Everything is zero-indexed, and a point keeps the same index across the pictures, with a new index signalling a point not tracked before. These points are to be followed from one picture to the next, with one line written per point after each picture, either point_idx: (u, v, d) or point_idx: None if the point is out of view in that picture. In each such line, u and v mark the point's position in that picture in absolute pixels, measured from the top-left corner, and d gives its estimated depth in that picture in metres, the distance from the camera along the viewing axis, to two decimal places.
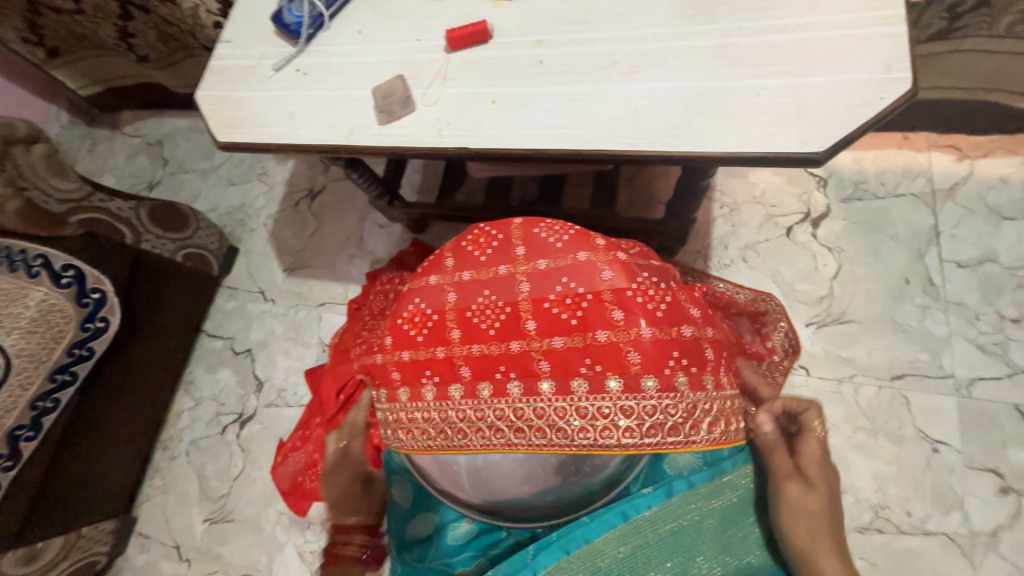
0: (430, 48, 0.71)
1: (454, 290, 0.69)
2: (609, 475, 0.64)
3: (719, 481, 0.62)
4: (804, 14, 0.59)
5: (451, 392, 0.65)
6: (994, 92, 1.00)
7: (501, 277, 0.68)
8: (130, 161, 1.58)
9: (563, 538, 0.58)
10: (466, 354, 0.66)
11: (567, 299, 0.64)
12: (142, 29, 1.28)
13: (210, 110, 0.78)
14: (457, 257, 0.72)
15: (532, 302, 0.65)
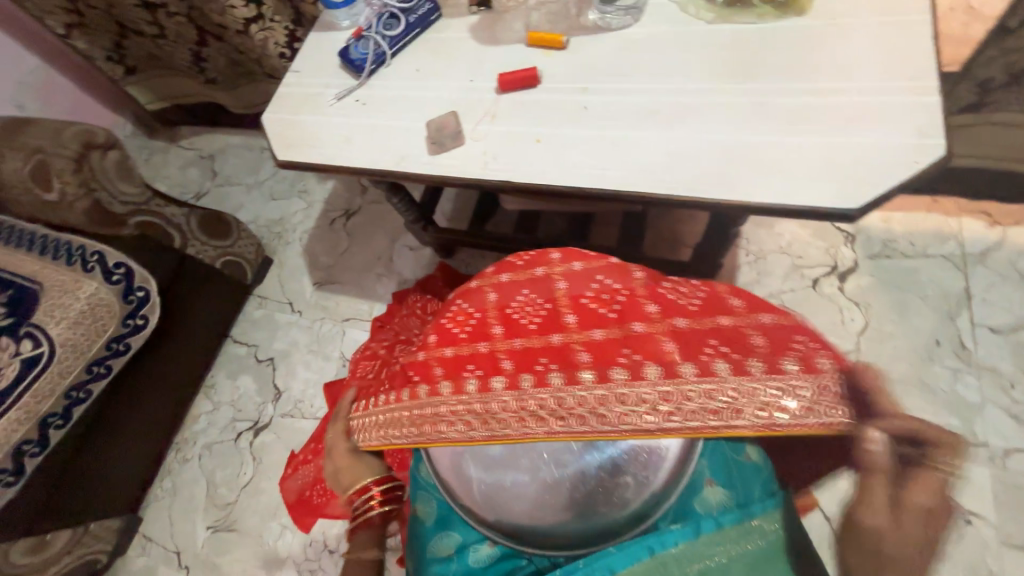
0: (482, 89, 0.77)
1: (494, 290, 0.71)
2: (638, 509, 0.57)
3: (749, 523, 0.52)
4: (839, 79, 0.63)
5: (494, 383, 0.64)
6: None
7: (538, 278, 0.71)
8: (182, 172, 1.68)
9: (589, 566, 0.51)
10: (509, 348, 0.67)
11: (603, 295, 0.68)
12: (214, 55, 1.40)
13: (272, 131, 0.84)
14: (497, 263, 0.74)
15: (570, 299, 0.68)
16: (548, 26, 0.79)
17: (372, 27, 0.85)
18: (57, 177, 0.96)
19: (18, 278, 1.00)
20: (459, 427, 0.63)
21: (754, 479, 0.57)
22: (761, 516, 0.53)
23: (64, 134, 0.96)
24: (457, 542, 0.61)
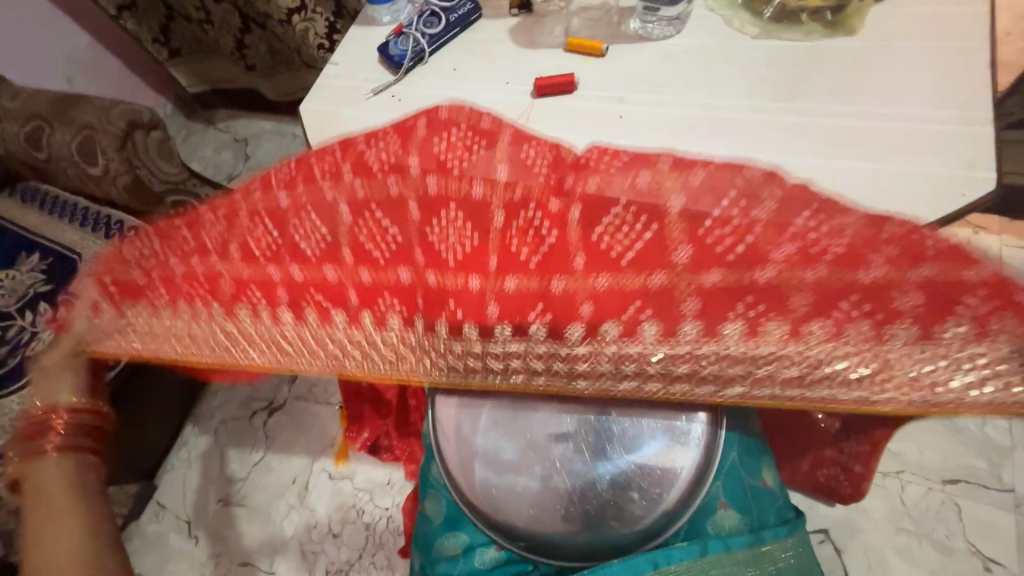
0: (518, 92, 0.77)
1: (583, 254, 0.56)
2: (646, 528, 0.59)
3: (758, 550, 0.59)
4: (890, 104, 0.61)
5: (576, 327, 0.54)
6: None
7: (653, 208, 0.56)
8: (216, 154, 1.73)
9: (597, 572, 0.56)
10: (643, 285, 0.54)
11: (721, 233, 0.55)
12: (256, 43, 1.44)
13: (310, 121, 0.86)
14: (589, 255, 0.56)
15: (683, 223, 0.55)
16: (587, 32, 0.79)
17: (412, 25, 0.86)
18: (102, 152, 1.01)
19: (59, 248, 1.06)
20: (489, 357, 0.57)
21: (769, 509, 0.64)
22: (768, 542, 0.60)
23: (111, 111, 1.00)
24: (463, 543, 0.67)
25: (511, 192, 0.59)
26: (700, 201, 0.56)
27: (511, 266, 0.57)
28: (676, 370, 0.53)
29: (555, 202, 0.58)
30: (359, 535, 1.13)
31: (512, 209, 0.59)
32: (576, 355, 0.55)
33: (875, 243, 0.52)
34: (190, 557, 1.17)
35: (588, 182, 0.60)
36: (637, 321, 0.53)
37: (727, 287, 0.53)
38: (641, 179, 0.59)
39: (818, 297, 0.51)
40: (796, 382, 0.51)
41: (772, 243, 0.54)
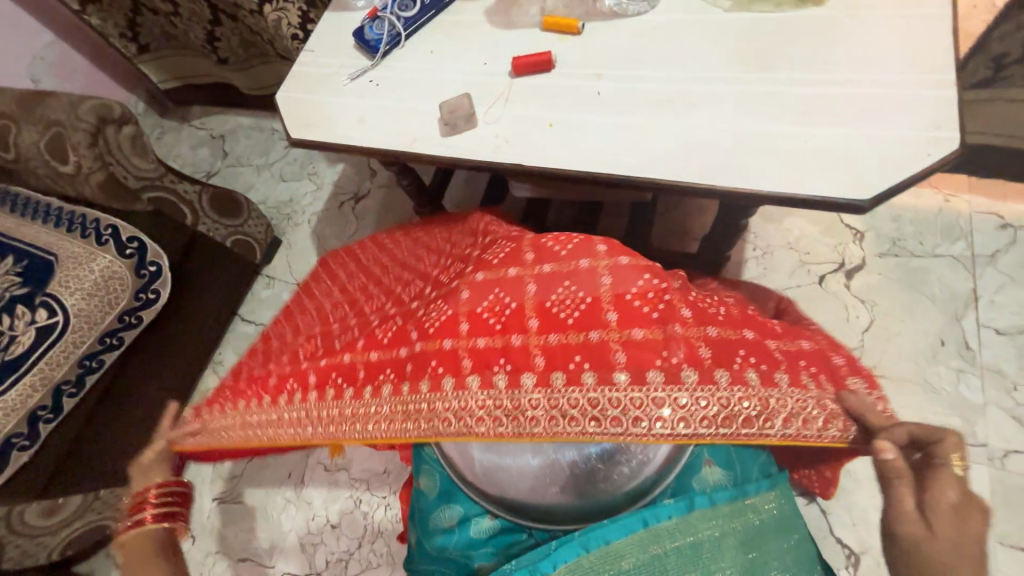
0: (496, 72, 0.77)
1: (534, 282, 0.68)
2: (635, 487, 0.60)
3: (742, 503, 0.55)
4: (858, 71, 0.62)
5: (524, 379, 0.64)
6: None
7: (581, 270, 0.67)
8: (193, 151, 1.70)
9: (583, 535, 0.54)
10: (584, 342, 0.64)
11: (649, 294, 0.65)
12: (227, 35, 1.40)
13: (287, 110, 0.85)
14: (542, 319, 0.66)
15: (613, 295, 0.65)
16: (563, 11, 0.79)
17: (387, 8, 0.85)
18: (72, 149, 0.99)
19: (34, 249, 1.03)
20: (456, 423, 0.65)
21: (752, 463, 0.62)
22: (756, 496, 0.57)
23: (80, 106, 0.97)
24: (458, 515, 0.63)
25: (475, 275, 0.72)
26: (625, 280, 0.65)
27: (479, 327, 0.68)
28: (613, 414, 0.61)
29: (513, 269, 0.70)
30: (357, 524, 1.13)
31: (484, 287, 0.70)
32: (530, 400, 0.63)
33: (741, 324, 0.67)
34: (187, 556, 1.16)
35: (542, 265, 0.69)
36: (579, 372, 0.63)
37: (658, 342, 0.62)
38: (580, 264, 0.68)
39: (718, 354, 0.63)
40: (707, 423, 0.60)
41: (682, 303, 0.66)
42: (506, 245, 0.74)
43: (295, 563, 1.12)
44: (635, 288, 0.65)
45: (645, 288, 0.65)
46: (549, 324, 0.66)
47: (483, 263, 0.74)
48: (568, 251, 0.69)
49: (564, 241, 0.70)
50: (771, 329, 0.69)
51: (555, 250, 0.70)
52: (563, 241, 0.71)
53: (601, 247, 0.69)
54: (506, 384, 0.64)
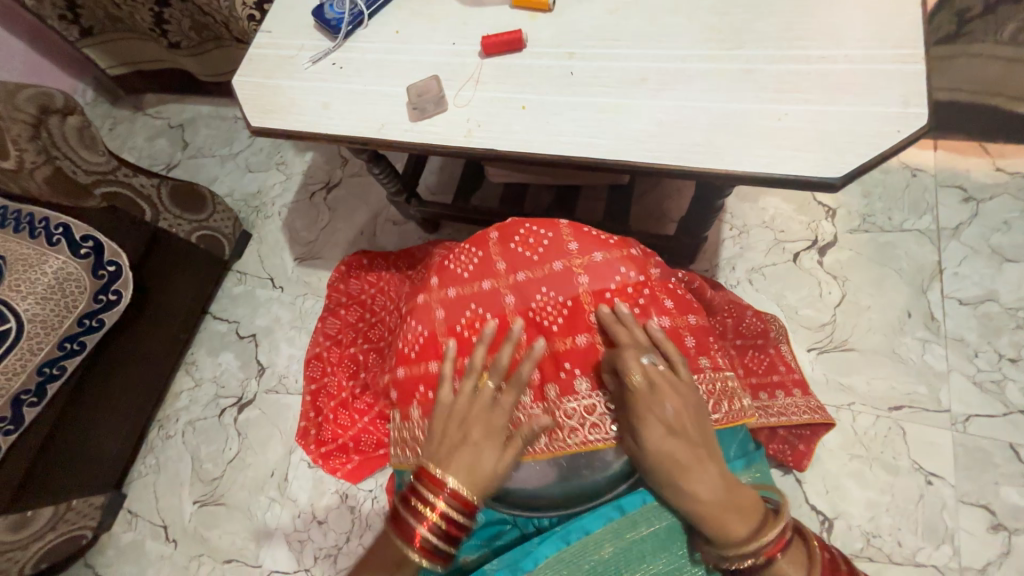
0: (466, 53, 0.74)
1: (509, 292, 0.67)
2: (616, 473, 0.61)
3: None
4: (831, 47, 0.62)
5: (519, 395, 0.64)
6: (996, 97, 1.08)
7: (556, 273, 0.67)
8: (150, 142, 1.61)
9: (563, 529, 0.55)
10: (574, 348, 0.64)
11: (627, 290, 0.65)
12: (177, 17, 1.32)
13: (246, 95, 0.80)
14: (526, 329, 0.65)
15: (593, 296, 0.65)
16: None
17: None
18: (11, 142, 0.91)
19: None
20: None
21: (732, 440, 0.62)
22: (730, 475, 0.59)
23: (18, 95, 0.91)
24: None
25: (447, 291, 0.70)
26: (600, 279, 0.66)
27: (460, 345, 0.67)
28: (612, 420, 0.61)
29: (487, 282, 0.69)
30: (343, 519, 1.12)
31: (459, 304, 0.69)
32: (528, 415, 0.63)
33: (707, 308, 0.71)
34: (169, 560, 1.14)
35: (517, 274, 0.68)
36: (573, 381, 0.63)
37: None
38: (554, 267, 0.67)
39: (700, 339, 0.65)
40: None
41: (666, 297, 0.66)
42: (475, 253, 0.71)
43: (281, 562, 1.10)
44: (611, 285, 0.66)
45: (622, 283, 0.66)
46: (534, 335, 0.65)
47: (450, 275, 0.71)
48: (541, 255, 0.68)
49: (534, 242, 0.69)
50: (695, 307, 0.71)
51: (527, 254, 0.69)
52: (532, 244, 0.69)
53: (574, 247, 0.68)
54: None
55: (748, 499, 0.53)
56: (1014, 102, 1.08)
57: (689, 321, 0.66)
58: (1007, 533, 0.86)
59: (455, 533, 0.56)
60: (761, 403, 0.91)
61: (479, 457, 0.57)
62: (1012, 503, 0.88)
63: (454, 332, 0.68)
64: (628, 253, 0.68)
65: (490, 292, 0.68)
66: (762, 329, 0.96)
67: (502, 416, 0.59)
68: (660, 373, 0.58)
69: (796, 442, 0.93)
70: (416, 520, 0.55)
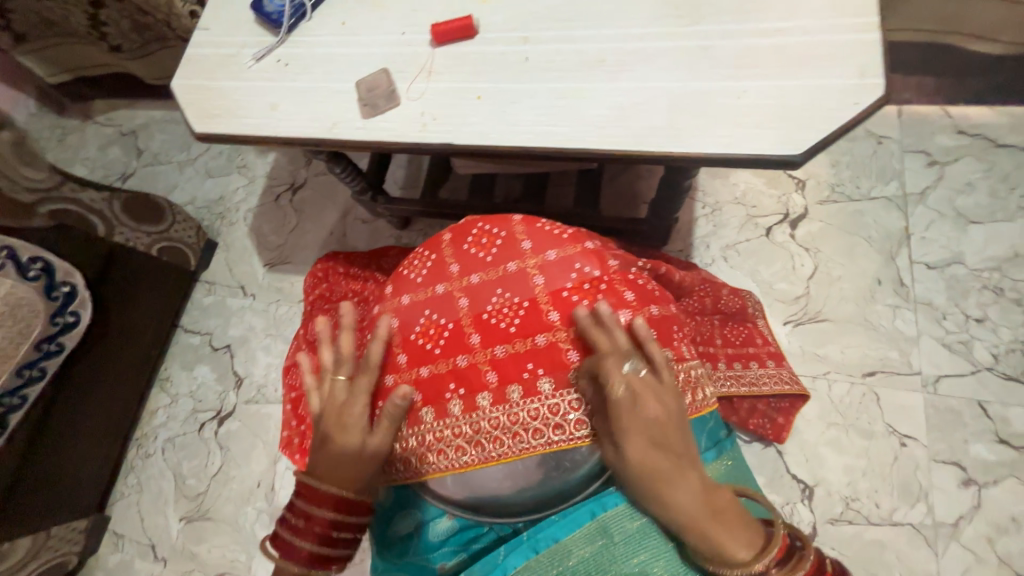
0: (416, 42, 0.71)
1: (464, 295, 0.67)
2: (587, 471, 0.61)
3: None
4: (786, 19, 0.60)
5: (480, 401, 0.63)
6: (950, 35, 1.07)
7: (511, 274, 0.67)
8: (102, 152, 1.53)
9: (532, 538, 0.56)
10: (533, 348, 0.63)
11: (583, 285, 0.65)
12: (115, 18, 1.25)
13: (188, 99, 0.76)
14: (484, 332, 0.65)
15: (550, 294, 0.65)
16: None
17: None
18: None
19: None
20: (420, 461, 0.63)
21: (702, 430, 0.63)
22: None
23: None
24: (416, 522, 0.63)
25: (401, 299, 0.70)
26: (556, 276, 0.65)
27: (416, 354, 0.67)
28: (574, 417, 0.60)
29: (440, 285, 0.69)
30: None
31: (415, 311, 0.69)
32: (491, 419, 0.62)
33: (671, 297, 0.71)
34: None
35: (470, 277, 0.68)
36: (534, 381, 0.62)
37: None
38: (508, 268, 0.67)
39: (661, 331, 0.64)
40: None
41: (625, 290, 0.65)
42: (428, 258, 0.72)
43: None
44: (568, 282, 0.65)
45: (579, 280, 0.65)
46: (493, 338, 0.64)
47: (406, 283, 0.71)
48: (494, 256, 0.68)
49: (488, 243, 0.69)
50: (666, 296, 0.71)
51: (481, 256, 0.69)
52: (486, 244, 0.69)
53: (527, 246, 0.68)
54: (462, 407, 0.63)
55: (735, 510, 0.52)
56: (970, 40, 1.06)
57: (650, 311, 0.65)
58: (977, 487, 0.89)
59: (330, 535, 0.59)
60: (733, 373, 0.91)
61: (339, 453, 0.59)
62: (981, 459, 0.91)
63: (411, 340, 0.67)
64: (585, 248, 0.67)
65: (445, 296, 0.68)
66: (739, 306, 0.97)
67: (358, 406, 0.61)
68: (645, 381, 0.56)
69: (776, 415, 0.94)
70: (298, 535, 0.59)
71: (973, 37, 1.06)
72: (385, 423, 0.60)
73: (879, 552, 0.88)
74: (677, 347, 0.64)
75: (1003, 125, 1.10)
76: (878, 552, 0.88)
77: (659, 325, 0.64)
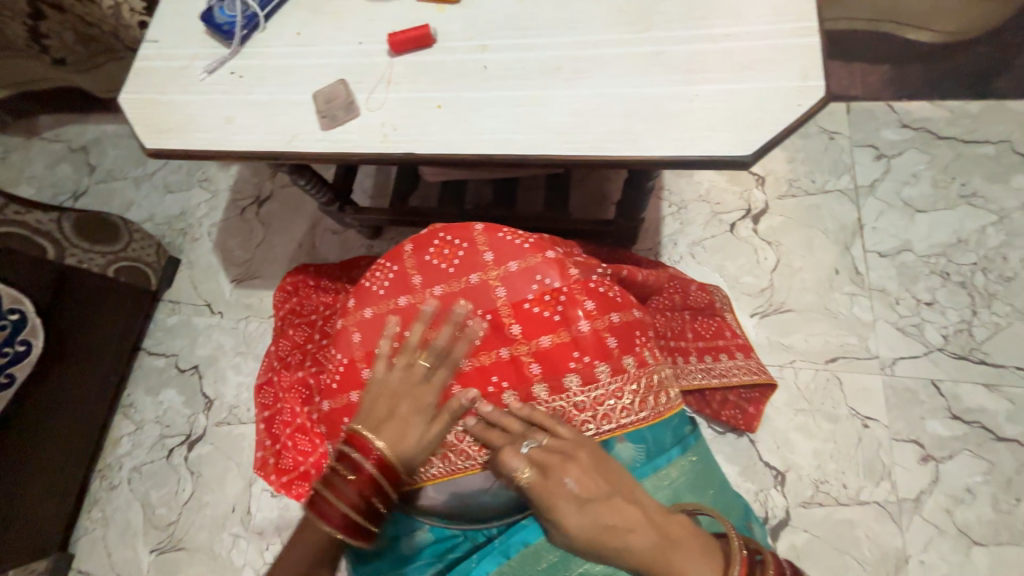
0: (374, 52, 0.70)
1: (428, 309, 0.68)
2: None
3: (657, 477, 0.61)
4: (732, 25, 0.63)
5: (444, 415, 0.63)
6: (891, 24, 1.15)
7: (473, 287, 0.67)
8: (50, 170, 1.46)
9: (503, 544, 0.59)
10: (496, 360, 0.64)
11: (544, 297, 0.65)
12: (58, 30, 1.21)
13: (137, 114, 0.73)
14: None
15: (511, 306, 0.65)
16: None
17: None
18: None
19: None
20: None
21: (668, 428, 0.64)
22: (665, 466, 0.61)
23: None
24: (389, 537, 0.64)
25: (364, 313, 0.70)
26: (517, 288, 0.66)
27: None
28: None
29: (402, 299, 0.69)
30: None
31: (378, 325, 0.69)
32: (456, 433, 0.62)
33: (636, 301, 0.71)
34: None
35: (433, 289, 0.69)
36: (499, 395, 0.63)
37: (563, 345, 0.63)
38: (470, 280, 0.68)
39: (623, 339, 0.65)
40: (627, 412, 0.62)
41: (586, 299, 0.65)
42: (389, 270, 0.71)
43: None
44: (529, 293, 0.66)
45: (539, 292, 0.65)
46: None
47: (369, 297, 0.71)
48: (457, 268, 0.69)
49: (449, 254, 0.69)
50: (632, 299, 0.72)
51: (442, 268, 0.69)
52: (447, 256, 0.69)
53: (487, 257, 0.68)
54: None
55: (688, 533, 0.52)
56: (908, 30, 1.15)
57: (612, 320, 0.65)
58: (934, 463, 0.94)
59: (372, 506, 0.57)
60: (705, 366, 0.94)
61: (406, 433, 0.59)
62: (937, 435, 0.96)
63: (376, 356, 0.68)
64: (548, 256, 0.67)
65: (409, 309, 0.69)
66: (707, 301, 0.99)
67: (432, 393, 0.60)
68: (551, 452, 0.56)
69: (747, 406, 0.97)
70: (336, 496, 0.56)
71: (907, 26, 1.15)
72: (448, 416, 0.59)
73: (848, 531, 0.92)
74: (639, 354, 0.65)
75: (941, 119, 1.17)
76: (848, 531, 0.92)
77: (622, 334, 0.65)
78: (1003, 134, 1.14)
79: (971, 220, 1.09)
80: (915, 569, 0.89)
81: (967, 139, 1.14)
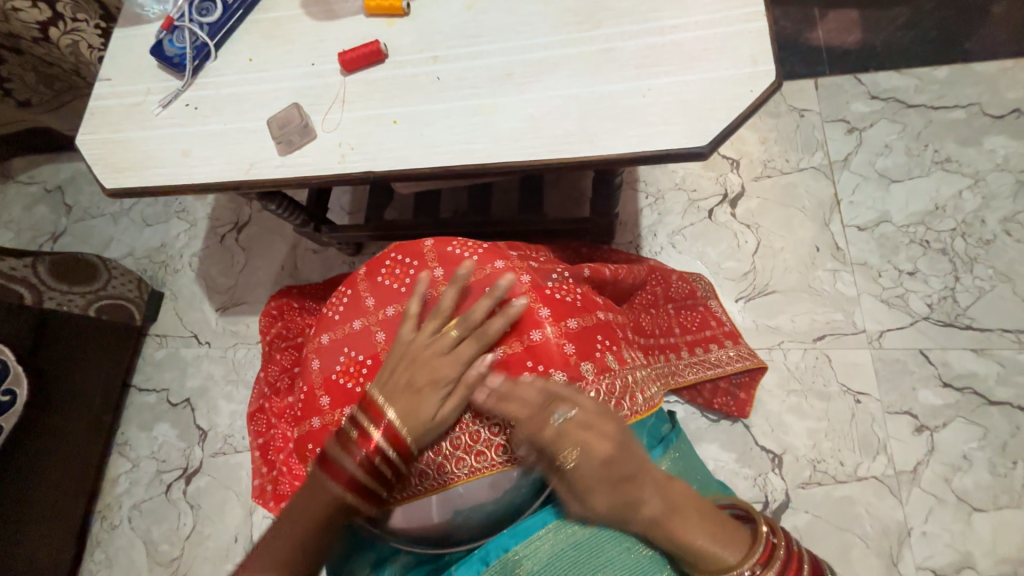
0: (327, 73, 0.70)
1: (381, 329, 0.70)
2: None
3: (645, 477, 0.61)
4: (683, 14, 0.62)
5: None
6: None
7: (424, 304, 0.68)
8: (27, 213, 1.45)
9: (482, 550, 0.58)
10: None
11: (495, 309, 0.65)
12: (19, 73, 1.20)
13: (96, 155, 0.73)
14: None
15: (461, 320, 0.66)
16: None
17: (185, 15, 0.74)
18: None
19: None
20: None
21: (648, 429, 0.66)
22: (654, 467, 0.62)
23: None
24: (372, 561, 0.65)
25: (321, 338, 0.73)
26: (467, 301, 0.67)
27: (338, 392, 0.69)
28: (495, 442, 0.62)
29: (358, 321, 0.71)
30: None
31: (335, 349, 0.71)
32: (471, 434, 0.63)
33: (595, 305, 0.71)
34: None
35: (385, 309, 0.70)
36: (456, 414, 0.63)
37: (518, 356, 0.63)
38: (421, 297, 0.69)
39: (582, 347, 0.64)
40: None
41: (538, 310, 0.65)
42: (346, 294, 0.74)
43: None
44: None
45: None
46: None
47: (326, 323, 0.74)
48: (408, 286, 0.71)
49: (400, 274, 0.71)
50: (593, 301, 0.72)
51: (395, 287, 0.71)
52: (399, 275, 0.71)
53: (438, 273, 0.69)
54: None
55: (692, 504, 0.56)
56: None
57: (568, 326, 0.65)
58: (929, 433, 0.94)
59: (375, 465, 0.59)
60: (697, 358, 0.94)
61: (424, 402, 0.61)
62: (930, 404, 0.96)
63: (332, 380, 0.70)
64: (498, 267, 0.68)
65: (361, 331, 0.71)
66: (688, 291, 1.00)
67: (452, 366, 0.62)
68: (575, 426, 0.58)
69: (737, 391, 0.97)
70: (342, 449, 0.59)
71: None
72: (464, 390, 0.61)
73: (849, 509, 0.92)
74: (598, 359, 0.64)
75: (911, 87, 1.16)
76: (848, 508, 0.92)
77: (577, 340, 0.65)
78: (972, 97, 1.13)
79: (946, 186, 1.09)
80: (918, 540, 0.89)
81: (937, 104, 1.14)
